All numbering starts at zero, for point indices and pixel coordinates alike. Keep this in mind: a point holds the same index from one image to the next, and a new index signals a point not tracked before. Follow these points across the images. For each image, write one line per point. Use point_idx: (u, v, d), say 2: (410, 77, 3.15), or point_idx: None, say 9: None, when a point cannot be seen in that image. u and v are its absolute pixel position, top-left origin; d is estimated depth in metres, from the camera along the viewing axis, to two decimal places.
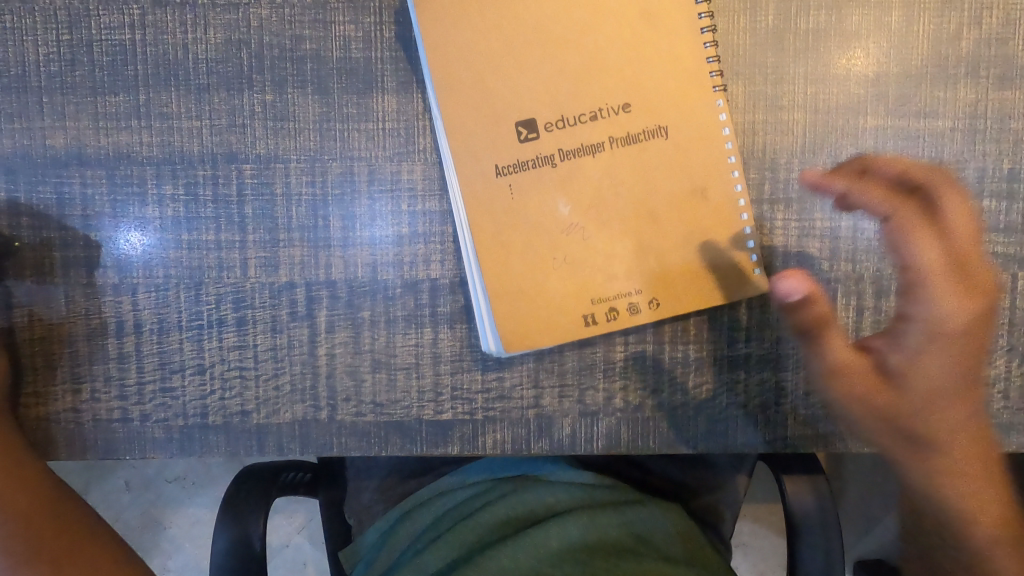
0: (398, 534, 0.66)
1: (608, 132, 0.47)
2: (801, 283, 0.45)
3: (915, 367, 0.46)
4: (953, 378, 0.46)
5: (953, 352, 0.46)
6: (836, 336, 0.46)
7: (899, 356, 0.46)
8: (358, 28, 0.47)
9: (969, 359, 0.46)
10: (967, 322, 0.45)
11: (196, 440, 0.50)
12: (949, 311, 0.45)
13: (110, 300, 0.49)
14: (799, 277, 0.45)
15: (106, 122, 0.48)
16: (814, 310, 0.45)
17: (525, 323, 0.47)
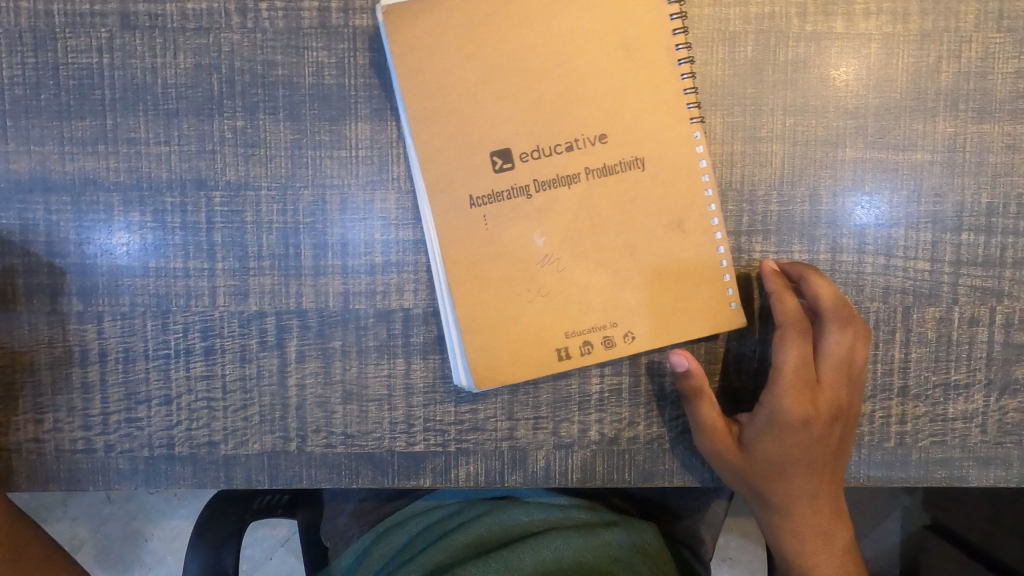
0: (370, 556, 0.64)
1: (584, 162, 0.46)
2: (688, 361, 0.46)
3: (761, 448, 0.47)
4: (798, 466, 0.47)
5: (797, 443, 0.47)
6: (708, 406, 0.46)
7: (747, 432, 0.48)
8: (331, 54, 0.47)
9: (818, 454, 0.47)
10: (814, 430, 0.47)
11: (161, 472, 0.49)
12: (792, 409, 0.46)
13: (74, 329, 0.48)
14: (687, 357, 0.46)
15: (72, 147, 0.47)
16: (690, 385, 0.46)
17: (498, 357, 0.46)
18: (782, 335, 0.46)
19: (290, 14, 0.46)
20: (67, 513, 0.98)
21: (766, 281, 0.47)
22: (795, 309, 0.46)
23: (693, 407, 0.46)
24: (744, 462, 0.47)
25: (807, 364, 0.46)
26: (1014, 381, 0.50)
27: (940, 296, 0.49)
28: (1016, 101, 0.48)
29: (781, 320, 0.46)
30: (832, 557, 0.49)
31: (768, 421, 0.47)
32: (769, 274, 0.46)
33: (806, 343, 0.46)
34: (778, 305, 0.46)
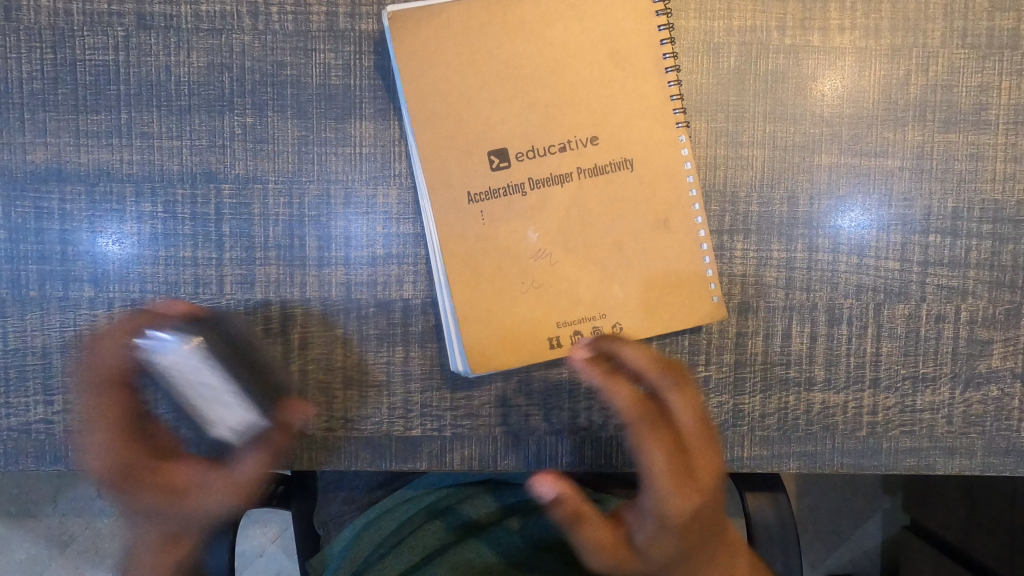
0: (361, 541, 0.63)
1: (576, 162, 0.49)
2: (550, 488, 0.50)
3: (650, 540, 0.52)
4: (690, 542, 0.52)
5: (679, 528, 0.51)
6: (588, 523, 0.51)
7: (639, 539, 0.52)
8: (338, 56, 0.49)
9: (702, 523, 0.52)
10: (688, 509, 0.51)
11: (167, 452, 0.51)
12: (671, 505, 0.50)
13: (86, 314, 0.50)
14: (548, 485, 0.50)
15: (87, 140, 0.49)
16: (562, 510, 0.51)
17: (493, 345, 0.49)
18: (635, 433, 0.50)
19: (299, 18, 0.49)
20: (59, 507, 0.99)
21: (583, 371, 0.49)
22: (624, 404, 0.49)
23: (574, 529, 0.51)
24: (641, 560, 0.52)
25: (663, 454, 0.50)
26: (978, 375, 0.53)
27: (908, 293, 0.52)
28: (979, 113, 0.51)
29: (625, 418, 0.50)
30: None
31: (652, 518, 0.51)
32: (595, 371, 0.48)
33: (658, 433, 0.50)
34: (617, 404, 0.49)
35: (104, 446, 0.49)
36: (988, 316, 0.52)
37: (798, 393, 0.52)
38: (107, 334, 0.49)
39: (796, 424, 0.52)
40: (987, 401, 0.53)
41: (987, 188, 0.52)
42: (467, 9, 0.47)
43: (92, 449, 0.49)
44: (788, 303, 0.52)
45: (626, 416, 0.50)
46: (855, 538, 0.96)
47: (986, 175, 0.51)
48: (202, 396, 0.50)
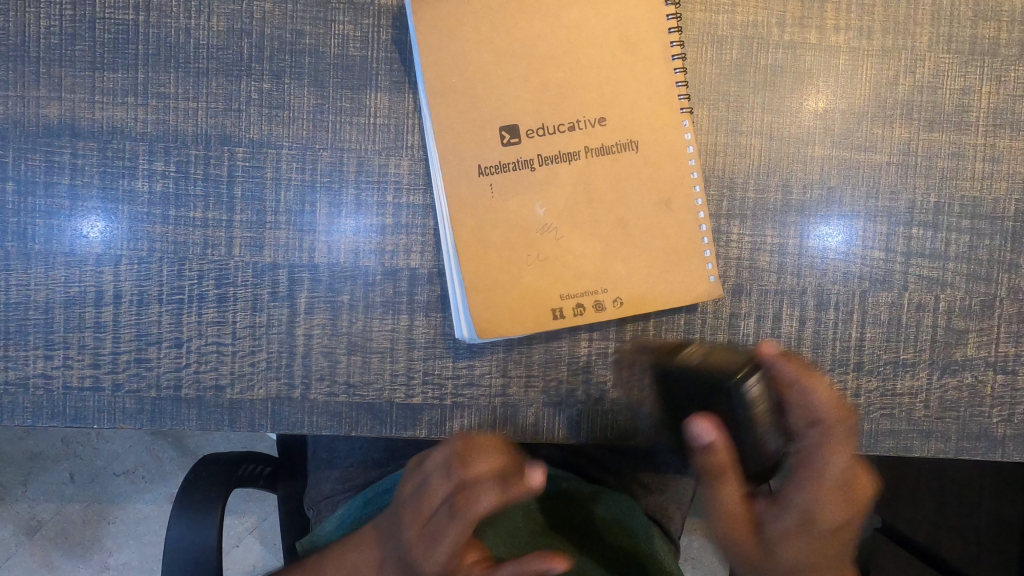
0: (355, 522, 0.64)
1: (585, 141, 0.51)
2: (711, 436, 0.47)
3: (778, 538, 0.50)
4: (794, 560, 0.50)
5: (795, 539, 0.50)
6: (728, 487, 0.49)
7: (772, 531, 0.50)
8: (356, 28, 0.50)
9: (818, 541, 0.50)
10: (817, 519, 0.49)
11: (166, 412, 0.51)
12: (833, 513, 0.49)
13: (91, 270, 0.50)
14: (712, 432, 0.47)
15: (102, 97, 0.49)
16: (712, 459, 0.47)
17: (497, 314, 0.50)
18: (827, 438, 0.48)
19: None
20: (33, 489, 0.97)
21: (785, 368, 0.49)
22: (833, 404, 0.48)
23: (709, 477, 0.49)
24: (763, 552, 0.51)
25: (849, 466, 0.49)
26: (954, 362, 0.55)
27: (892, 282, 0.55)
28: (961, 114, 0.54)
29: (826, 421, 0.48)
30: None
31: (794, 521, 0.49)
32: (795, 368, 0.48)
33: (834, 444, 0.49)
34: (820, 403, 0.48)
35: (438, 553, 0.49)
36: (964, 306, 0.55)
37: None
38: (473, 466, 0.48)
39: None
40: (962, 387, 0.56)
41: (966, 185, 0.55)
42: None
43: (411, 547, 0.50)
44: (780, 286, 0.54)
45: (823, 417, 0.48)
46: None
47: (966, 173, 0.55)
48: (763, 427, 0.48)
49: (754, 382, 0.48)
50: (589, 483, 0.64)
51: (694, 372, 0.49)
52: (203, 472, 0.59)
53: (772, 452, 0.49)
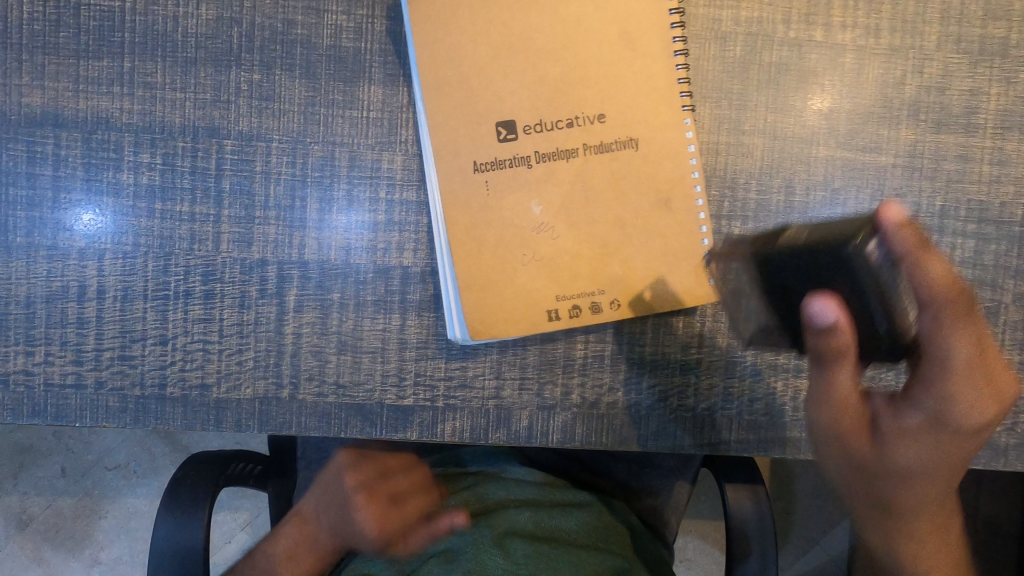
0: None
1: (583, 139, 0.49)
2: (836, 314, 0.45)
3: (894, 449, 0.52)
4: (933, 462, 0.51)
5: (957, 444, 0.50)
6: (846, 371, 0.48)
7: (891, 425, 0.51)
8: (350, 18, 0.49)
9: (964, 445, 0.50)
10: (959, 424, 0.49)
11: (150, 411, 0.49)
12: (973, 412, 0.48)
13: (74, 264, 0.48)
14: (836, 310, 0.45)
15: (87, 86, 0.48)
16: (832, 340, 0.46)
17: (491, 315, 0.48)
18: (953, 317, 0.47)
19: None
20: (21, 483, 0.96)
21: (891, 240, 0.46)
22: (945, 279, 0.47)
23: (823, 359, 0.48)
24: (872, 450, 0.52)
25: (976, 352, 0.47)
26: None
27: None
28: (969, 116, 0.53)
29: (932, 295, 0.47)
30: (942, 540, 0.56)
31: (931, 417, 0.49)
32: (909, 238, 0.45)
33: (969, 327, 0.47)
34: (933, 278, 0.46)
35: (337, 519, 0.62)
36: None
37: (786, 380, 0.53)
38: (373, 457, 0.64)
39: (783, 409, 0.53)
40: None
41: (973, 189, 0.53)
42: None
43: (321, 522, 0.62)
44: None
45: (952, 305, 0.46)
46: (824, 541, 0.98)
47: (973, 176, 0.53)
48: (895, 293, 0.47)
49: (872, 244, 0.46)
50: (577, 488, 0.65)
51: (799, 250, 0.47)
52: (189, 471, 0.57)
53: (938, 356, 0.48)
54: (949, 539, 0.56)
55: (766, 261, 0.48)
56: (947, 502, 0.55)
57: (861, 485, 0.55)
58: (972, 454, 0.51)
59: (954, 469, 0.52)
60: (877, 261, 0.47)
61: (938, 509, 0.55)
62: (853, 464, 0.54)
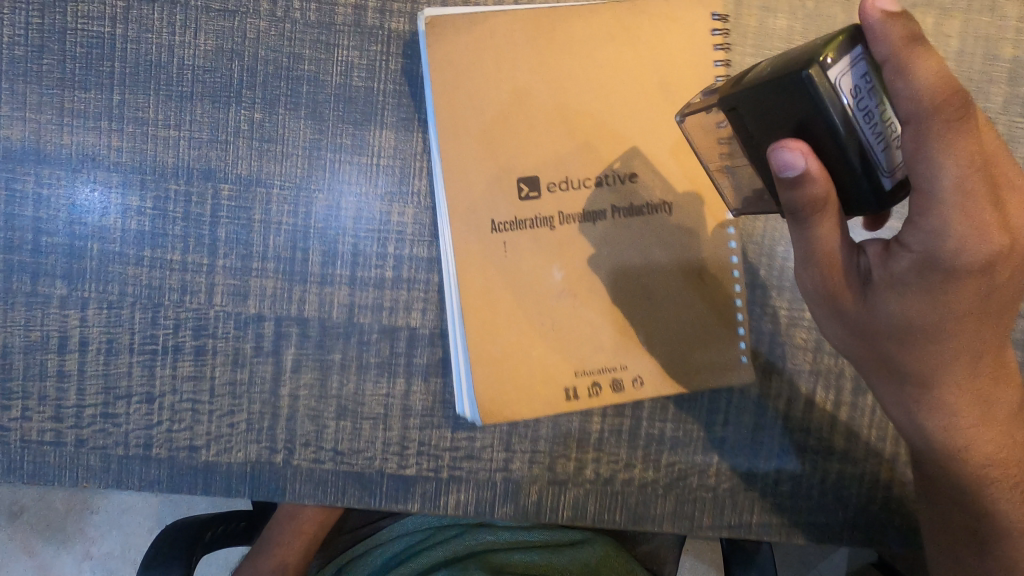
0: None
1: (612, 200, 0.45)
2: (808, 159, 0.31)
3: (906, 316, 0.37)
4: (954, 316, 0.37)
5: (971, 288, 0.35)
6: (827, 221, 0.34)
7: (884, 276, 0.37)
8: (362, 55, 0.44)
9: (977, 289, 0.36)
10: (964, 253, 0.34)
11: (134, 472, 0.46)
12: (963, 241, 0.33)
13: (55, 314, 0.45)
14: (807, 155, 0.31)
15: (72, 120, 0.43)
16: (809, 191, 0.32)
17: (503, 392, 0.44)
18: (951, 118, 0.31)
19: (323, 8, 0.44)
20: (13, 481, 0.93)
21: (875, 34, 0.31)
22: (936, 79, 0.31)
23: (806, 217, 0.34)
24: (867, 316, 0.38)
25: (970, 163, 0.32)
26: None
27: None
28: None
29: (930, 97, 0.31)
30: (993, 429, 0.42)
31: (924, 257, 0.35)
32: (898, 31, 0.30)
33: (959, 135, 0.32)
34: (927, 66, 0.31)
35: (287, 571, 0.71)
36: None
37: (815, 461, 0.50)
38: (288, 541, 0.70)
39: (810, 492, 0.50)
40: None
41: None
42: (511, 19, 0.43)
43: None
44: (817, 368, 0.49)
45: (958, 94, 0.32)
46: None
47: None
48: (875, 128, 0.32)
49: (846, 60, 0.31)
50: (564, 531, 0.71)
51: (765, 89, 0.32)
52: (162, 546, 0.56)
53: (930, 187, 0.32)
54: (1004, 419, 0.42)
55: (734, 109, 0.34)
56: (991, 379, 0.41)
57: (868, 364, 0.41)
58: (996, 298, 0.37)
59: (979, 329, 0.38)
60: (854, 91, 0.31)
61: (986, 389, 0.41)
62: (847, 334, 0.39)
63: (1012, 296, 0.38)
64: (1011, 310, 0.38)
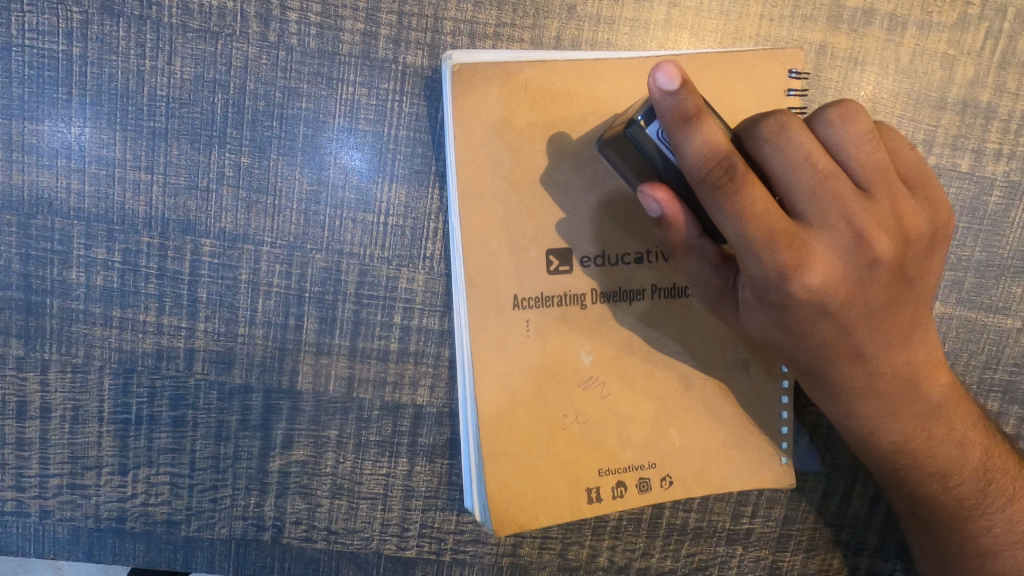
0: None
1: (654, 279, 0.40)
2: (664, 207, 0.33)
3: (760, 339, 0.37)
4: (803, 343, 0.36)
5: (806, 312, 0.34)
6: (694, 259, 0.35)
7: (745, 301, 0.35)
8: (371, 93, 0.37)
9: (814, 316, 0.34)
10: (788, 287, 0.33)
11: (106, 546, 0.42)
12: (781, 272, 0.32)
13: (11, 375, 0.39)
14: (663, 203, 0.33)
15: (22, 156, 0.37)
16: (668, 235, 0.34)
17: (520, 492, 0.40)
18: (724, 194, 0.31)
19: (325, 33, 0.36)
20: None
21: (659, 111, 0.31)
22: (710, 151, 0.31)
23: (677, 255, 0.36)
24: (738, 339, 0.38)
25: (762, 214, 0.31)
26: None
27: None
28: None
29: (697, 177, 0.31)
30: (903, 421, 0.39)
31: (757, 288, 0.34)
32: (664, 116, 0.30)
33: (748, 189, 0.31)
34: (699, 146, 0.31)
35: None
36: None
37: (844, 557, 0.46)
38: None
39: None
40: None
41: None
42: (550, 70, 0.37)
43: None
44: (857, 463, 0.45)
45: (741, 169, 0.31)
46: None
47: None
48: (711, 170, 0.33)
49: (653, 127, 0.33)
50: None
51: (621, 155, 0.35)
52: None
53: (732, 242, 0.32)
54: (916, 416, 0.39)
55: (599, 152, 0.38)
56: (876, 392, 0.38)
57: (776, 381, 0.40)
58: (835, 325, 0.35)
59: (833, 353, 0.36)
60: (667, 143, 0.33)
61: (863, 408, 0.38)
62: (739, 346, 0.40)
63: (862, 315, 0.35)
64: (870, 325, 0.36)
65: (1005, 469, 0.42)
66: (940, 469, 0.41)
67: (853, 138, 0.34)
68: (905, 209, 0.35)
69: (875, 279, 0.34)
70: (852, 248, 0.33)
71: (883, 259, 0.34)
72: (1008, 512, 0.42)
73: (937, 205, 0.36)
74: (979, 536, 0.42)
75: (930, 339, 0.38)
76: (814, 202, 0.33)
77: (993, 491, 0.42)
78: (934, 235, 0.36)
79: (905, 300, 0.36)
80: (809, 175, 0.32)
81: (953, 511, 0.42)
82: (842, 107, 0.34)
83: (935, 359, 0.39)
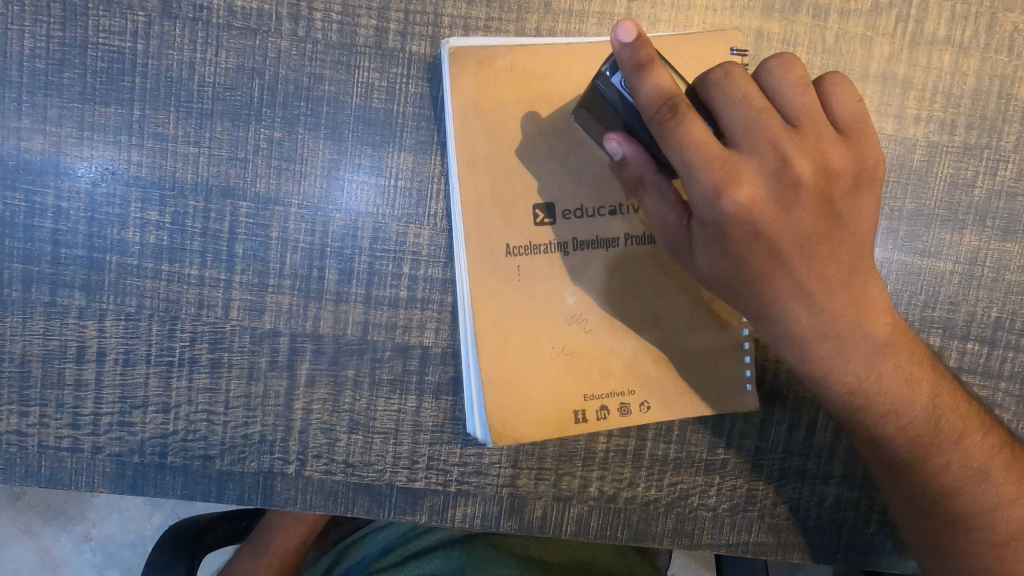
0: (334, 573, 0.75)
1: (626, 228, 0.46)
2: (622, 147, 0.42)
3: (711, 274, 0.42)
4: (750, 270, 0.41)
5: (744, 233, 0.40)
6: (652, 197, 0.42)
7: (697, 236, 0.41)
8: (383, 77, 0.45)
9: (748, 237, 0.40)
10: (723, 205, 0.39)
11: (149, 479, 0.47)
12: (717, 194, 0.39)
13: (73, 324, 0.45)
14: (620, 144, 0.42)
15: (91, 134, 0.44)
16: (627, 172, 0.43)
17: (515, 415, 0.46)
18: (668, 127, 0.38)
19: (345, 29, 0.44)
20: None
21: (620, 61, 0.38)
22: (658, 92, 0.38)
23: (638, 194, 0.43)
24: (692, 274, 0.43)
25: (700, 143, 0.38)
26: None
27: None
28: None
29: (648, 115, 0.39)
30: (857, 360, 0.44)
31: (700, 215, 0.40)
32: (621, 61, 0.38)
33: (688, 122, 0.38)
34: (649, 90, 0.38)
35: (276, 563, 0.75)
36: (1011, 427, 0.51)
37: (813, 486, 0.51)
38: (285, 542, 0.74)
39: (807, 514, 0.51)
40: None
41: None
42: (531, 54, 0.44)
43: None
44: None
45: (683, 108, 0.38)
46: None
47: None
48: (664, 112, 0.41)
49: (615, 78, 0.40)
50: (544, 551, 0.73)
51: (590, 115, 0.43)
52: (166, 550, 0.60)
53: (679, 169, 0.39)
54: (864, 354, 0.44)
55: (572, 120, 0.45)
56: (821, 328, 0.43)
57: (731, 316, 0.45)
58: (774, 246, 0.41)
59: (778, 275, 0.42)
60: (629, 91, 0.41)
61: (817, 346, 0.43)
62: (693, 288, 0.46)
63: (793, 240, 0.41)
64: (803, 252, 0.42)
65: (953, 406, 0.46)
66: (893, 407, 0.45)
67: (787, 83, 0.41)
68: (827, 149, 0.42)
69: (800, 204, 0.41)
70: (777, 175, 0.40)
71: (806, 185, 0.41)
72: (959, 448, 0.47)
73: (866, 149, 0.42)
74: (933, 471, 0.47)
75: (870, 282, 0.44)
76: (748, 136, 0.40)
77: (943, 429, 0.46)
78: (858, 176, 0.42)
79: (831, 229, 0.43)
80: (745, 112, 0.40)
81: (908, 449, 0.46)
82: (781, 58, 0.41)
83: (882, 305, 0.44)
